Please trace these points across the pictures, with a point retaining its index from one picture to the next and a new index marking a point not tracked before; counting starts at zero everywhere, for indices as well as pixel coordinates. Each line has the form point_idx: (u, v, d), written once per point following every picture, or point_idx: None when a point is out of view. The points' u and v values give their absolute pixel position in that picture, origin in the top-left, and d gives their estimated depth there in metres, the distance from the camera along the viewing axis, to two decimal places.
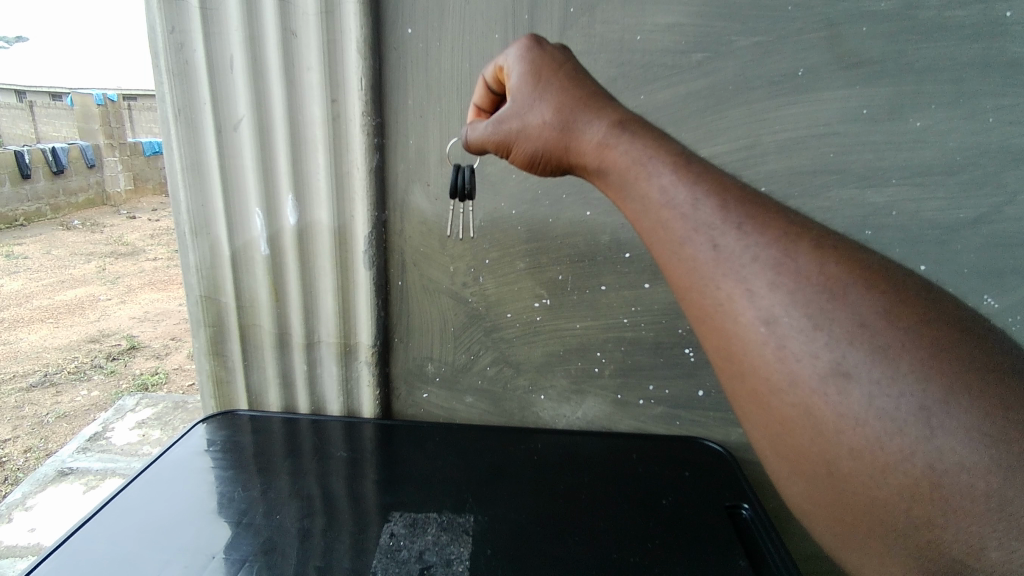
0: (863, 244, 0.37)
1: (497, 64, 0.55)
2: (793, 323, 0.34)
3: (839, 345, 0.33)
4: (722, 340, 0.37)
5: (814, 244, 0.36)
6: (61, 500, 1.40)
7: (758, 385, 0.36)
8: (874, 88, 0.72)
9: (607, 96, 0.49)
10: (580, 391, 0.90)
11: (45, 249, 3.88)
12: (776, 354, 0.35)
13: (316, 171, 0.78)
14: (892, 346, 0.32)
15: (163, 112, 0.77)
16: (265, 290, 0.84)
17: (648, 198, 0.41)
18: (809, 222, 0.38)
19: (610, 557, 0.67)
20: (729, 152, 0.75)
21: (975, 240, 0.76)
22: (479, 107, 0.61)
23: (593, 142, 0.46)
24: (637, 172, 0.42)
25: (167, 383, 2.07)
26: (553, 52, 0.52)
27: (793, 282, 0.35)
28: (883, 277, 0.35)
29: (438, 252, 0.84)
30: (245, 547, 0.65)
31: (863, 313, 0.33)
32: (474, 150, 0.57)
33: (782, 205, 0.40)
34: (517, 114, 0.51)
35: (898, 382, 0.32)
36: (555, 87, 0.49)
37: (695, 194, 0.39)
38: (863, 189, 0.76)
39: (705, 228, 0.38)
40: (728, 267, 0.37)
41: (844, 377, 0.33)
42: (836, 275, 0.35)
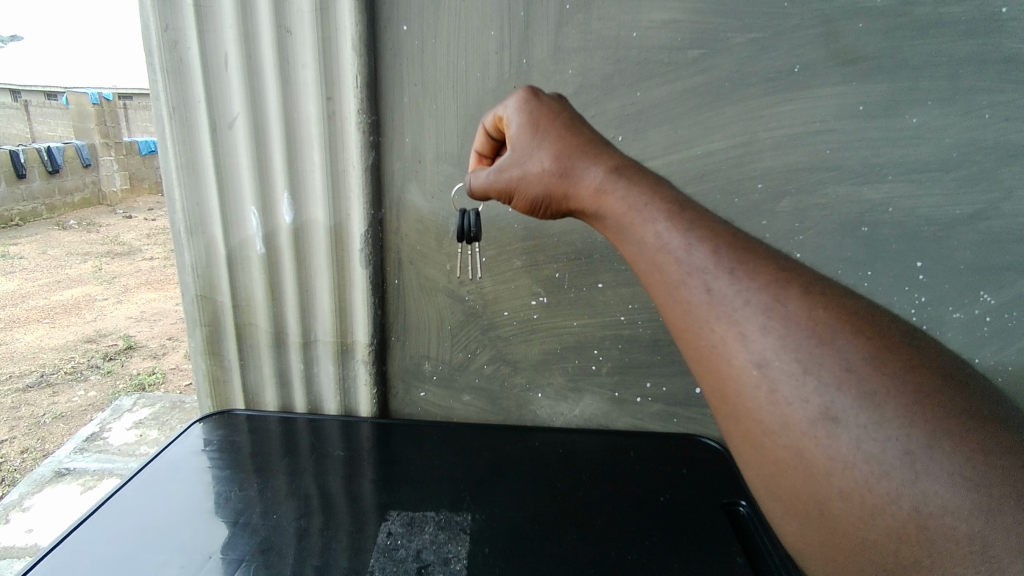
0: (849, 290, 0.38)
1: (496, 113, 0.56)
2: (783, 366, 0.36)
3: (827, 390, 0.34)
4: (716, 380, 0.39)
5: (803, 288, 0.37)
6: (59, 501, 1.40)
7: (751, 425, 0.37)
8: (870, 84, 0.72)
9: (603, 142, 0.51)
10: (578, 389, 0.90)
11: (42, 249, 3.87)
12: (768, 397, 0.36)
13: (311, 170, 0.78)
14: (878, 393, 0.33)
15: (158, 109, 0.76)
16: (260, 289, 0.84)
17: (643, 242, 0.43)
18: (799, 267, 0.39)
19: (608, 554, 0.67)
20: (726, 149, 0.75)
21: (972, 236, 0.76)
22: (479, 152, 0.62)
23: (591, 187, 0.47)
24: (633, 218, 0.44)
25: (165, 384, 2.06)
26: (550, 102, 0.54)
27: (783, 326, 0.36)
28: (869, 323, 0.36)
29: (434, 250, 0.84)
30: (242, 547, 0.65)
31: (850, 359, 0.34)
32: (479, 196, 0.59)
33: (771, 249, 0.41)
34: (518, 163, 0.53)
35: (885, 427, 0.33)
36: (553, 134, 0.51)
37: (688, 240, 0.41)
38: (859, 185, 0.76)
39: (698, 271, 0.40)
40: (721, 310, 0.38)
41: (832, 421, 0.34)
42: (824, 320, 0.36)
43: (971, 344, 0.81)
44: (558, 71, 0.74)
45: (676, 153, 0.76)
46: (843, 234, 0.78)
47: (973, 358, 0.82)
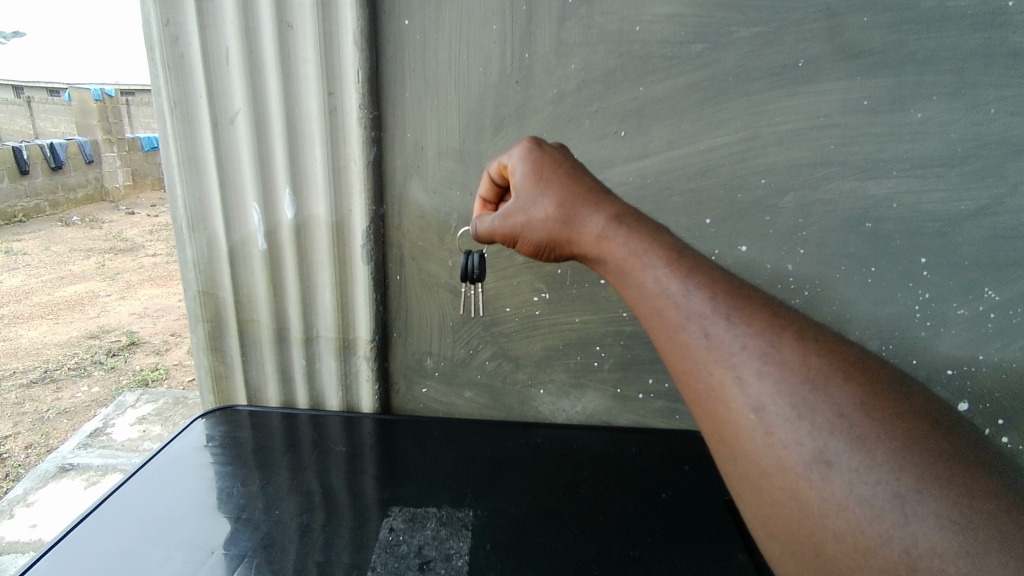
0: (842, 337, 0.42)
1: (502, 162, 0.60)
2: (779, 410, 0.39)
3: (821, 434, 0.38)
4: (715, 422, 0.42)
5: (797, 334, 0.41)
6: (62, 496, 1.40)
7: (750, 468, 0.40)
8: (874, 79, 0.71)
9: (603, 189, 0.55)
10: (580, 385, 0.90)
11: (45, 245, 3.87)
12: (765, 440, 0.39)
13: (313, 165, 0.78)
14: (869, 437, 0.37)
15: (159, 104, 0.76)
16: (262, 285, 0.84)
17: (643, 286, 0.46)
18: (793, 314, 0.43)
19: (611, 551, 0.67)
20: (729, 144, 0.75)
21: (977, 232, 0.76)
22: (485, 197, 0.66)
23: (593, 233, 0.51)
24: (634, 263, 0.47)
25: (167, 379, 2.06)
26: (551, 149, 0.58)
27: (778, 372, 0.40)
28: (861, 371, 0.39)
29: (436, 246, 0.83)
30: (245, 543, 0.65)
31: (842, 405, 0.38)
32: (485, 240, 0.61)
33: (766, 296, 0.45)
34: (523, 209, 0.56)
35: (876, 471, 0.36)
36: (555, 182, 0.54)
37: (687, 285, 0.44)
38: (864, 181, 0.75)
39: (697, 316, 0.43)
40: (719, 354, 0.42)
41: (827, 465, 0.37)
42: (818, 366, 0.39)
43: (975, 340, 0.81)
44: (560, 66, 0.74)
45: (679, 148, 0.75)
46: (846, 231, 0.77)
47: (977, 355, 0.81)
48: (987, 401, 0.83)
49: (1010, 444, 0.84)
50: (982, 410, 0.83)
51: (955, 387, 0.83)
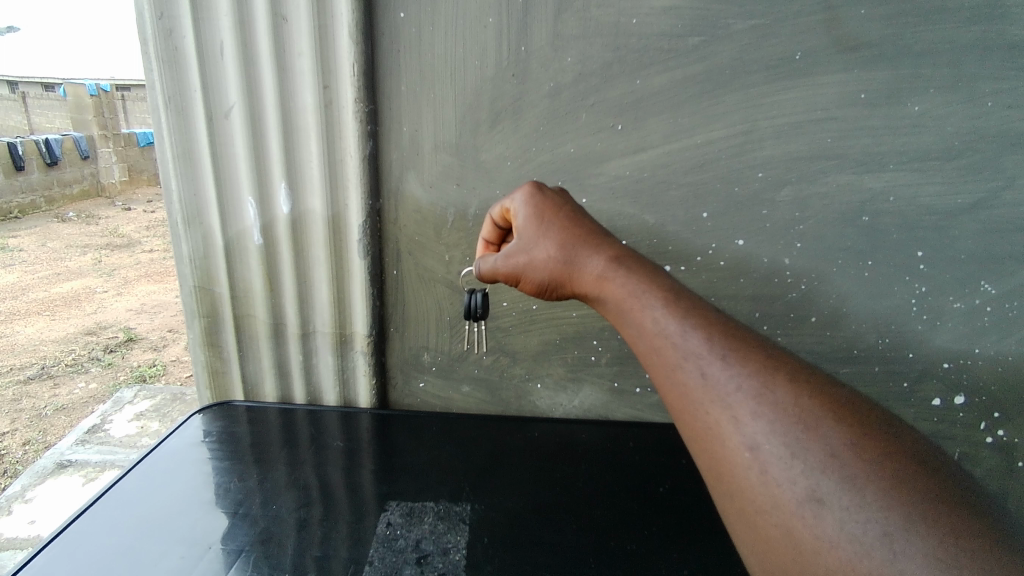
0: (834, 379, 0.43)
1: (504, 206, 0.63)
2: (772, 449, 0.40)
3: (813, 473, 0.39)
4: (712, 460, 0.43)
5: (790, 376, 0.43)
6: (61, 492, 1.40)
7: (746, 505, 0.41)
8: (871, 72, 0.71)
9: (604, 233, 0.58)
10: (577, 379, 0.90)
11: (41, 241, 3.86)
12: (760, 478, 0.40)
13: (308, 160, 0.77)
14: (859, 477, 0.37)
15: (153, 99, 0.76)
16: (259, 281, 0.84)
17: (641, 325, 0.49)
18: (786, 355, 0.45)
19: (607, 544, 0.67)
20: (726, 137, 0.75)
21: (973, 225, 0.76)
22: (486, 239, 0.68)
23: (593, 274, 0.54)
24: (633, 304, 0.50)
25: (166, 375, 2.06)
26: (553, 194, 0.61)
27: (772, 411, 0.41)
28: (851, 411, 0.41)
29: (434, 241, 0.83)
30: (242, 538, 0.66)
31: (833, 445, 0.39)
32: (486, 280, 0.63)
33: (760, 337, 0.47)
34: (524, 250, 0.58)
35: (865, 509, 0.36)
36: (557, 225, 0.57)
37: (684, 326, 0.47)
38: (860, 174, 0.75)
39: (693, 356, 0.45)
40: (715, 394, 0.44)
41: (819, 503, 0.38)
42: (810, 407, 0.41)
43: (971, 334, 0.81)
44: (556, 59, 0.73)
45: (676, 141, 0.75)
46: (843, 223, 0.77)
47: (973, 348, 0.81)
48: (983, 394, 0.83)
49: (1005, 437, 0.85)
50: (978, 403, 0.84)
51: (952, 381, 0.83)
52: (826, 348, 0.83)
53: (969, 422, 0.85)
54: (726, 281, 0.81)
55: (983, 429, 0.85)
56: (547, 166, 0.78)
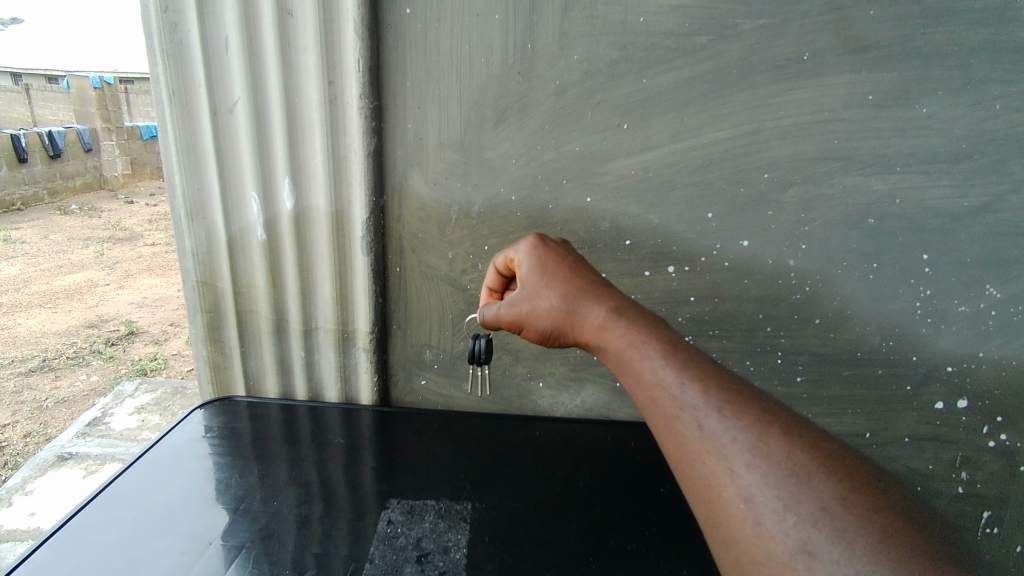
0: (824, 435, 0.45)
1: (508, 255, 0.65)
2: (767, 501, 0.41)
3: (805, 525, 0.39)
4: (708, 511, 0.44)
5: (783, 430, 0.44)
6: (62, 484, 1.41)
7: (740, 556, 0.41)
8: (880, 74, 0.70)
9: (604, 285, 0.60)
10: (579, 378, 0.90)
11: (43, 233, 3.86)
12: (754, 529, 0.41)
13: (312, 156, 0.77)
14: (848, 531, 0.38)
15: (157, 93, 0.75)
16: (261, 276, 0.83)
17: (642, 376, 0.50)
18: (779, 409, 0.46)
19: (608, 544, 0.67)
20: (732, 138, 0.74)
21: (979, 229, 0.76)
22: (490, 287, 0.70)
23: (594, 324, 0.56)
24: (633, 355, 0.52)
25: (167, 369, 2.06)
26: (555, 247, 0.63)
27: (766, 464, 0.42)
28: (841, 466, 0.42)
29: (437, 238, 0.83)
30: (242, 534, 0.65)
31: (824, 499, 0.40)
32: (490, 326, 0.65)
33: (755, 390, 0.48)
34: (528, 298, 0.60)
35: (855, 562, 0.37)
36: (559, 277, 0.60)
37: (681, 378, 0.48)
38: (867, 175, 0.75)
39: (691, 408, 0.47)
40: (711, 446, 0.45)
41: (810, 555, 0.38)
42: (801, 461, 0.42)
43: (975, 338, 0.80)
44: (563, 57, 0.73)
45: (682, 140, 0.75)
46: (849, 225, 0.77)
47: (977, 352, 0.81)
48: (986, 398, 0.83)
49: (1008, 442, 0.85)
50: (981, 407, 0.83)
51: (955, 384, 0.83)
52: (829, 349, 0.83)
53: (972, 426, 0.85)
54: (730, 282, 0.81)
55: (985, 433, 0.85)
56: (551, 165, 0.77)
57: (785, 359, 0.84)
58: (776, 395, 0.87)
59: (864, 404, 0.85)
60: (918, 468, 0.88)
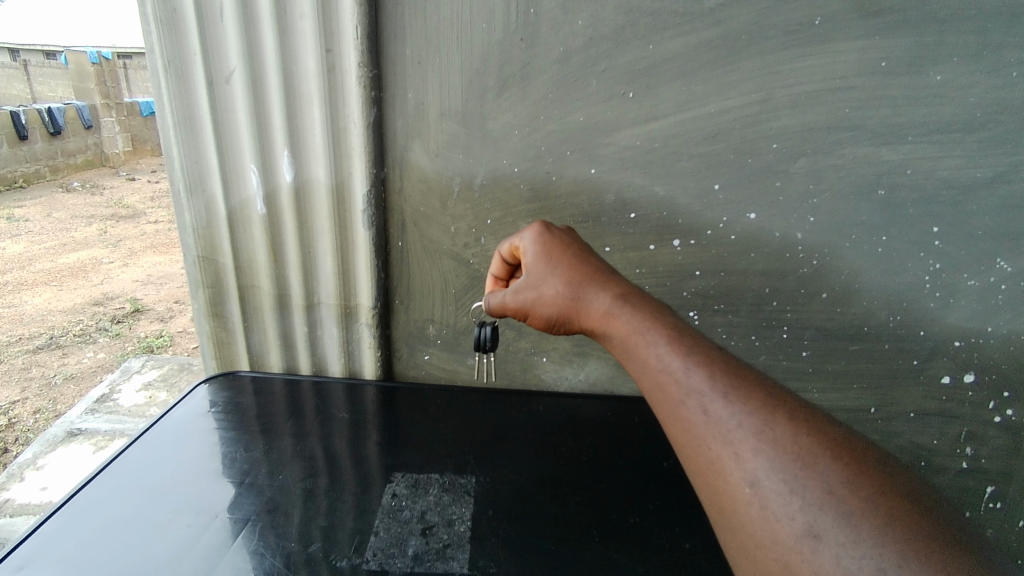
0: (831, 418, 0.44)
1: (513, 243, 0.64)
2: (772, 485, 0.41)
3: (811, 509, 0.39)
4: (714, 495, 0.44)
5: (789, 414, 0.43)
6: (72, 459, 1.43)
7: (746, 540, 0.41)
8: (894, 39, 0.68)
9: (610, 271, 0.59)
10: (583, 353, 0.89)
11: (46, 211, 3.85)
12: (760, 513, 0.40)
13: (311, 127, 0.76)
14: (854, 514, 0.38)
15: (152, 62, 0.74)
16: (262, 250, 0.83)
17: (647, 362, 0.50)
18: (786, 394, 0.46)
19: (611, 517, 0.67)
20: (740, 107, 0.72)
21: (991, 200, 0.74)
22: (495, 275, 0.69)
23: (599, 310, 0.55)
24: (638, 341, 0.51)
25: (173, 346, 2.07)
26: (560, 233, 0.63)
27: (771, 448, 0.42)
28: (847, 448, 0.41)
29: (439, 212, 0.82)
30: (247, 507, 0.66)
31: (830, 482, 0.40)
32: (496, 313, 0.65)
33: (761, 375, 0.48)
34: (533, 285, 0.60)
35: (860, 545, 0.37)
36: (564, 263, 0.59)
37: (687, 363, 0.48)
38: (878, 145, 0.73)
39: (696, 393, 0.46)
40: (716, 431, 0.44)
41: (815, 538, 0.38)
42: (807, 445, 0.42)
43: (984, 312, 0.79)
44: (567, 23, 0.71)
45: (689, 109, 0.73)
46: (858, 196, 0.75)
47: (985, 326, 0.80)
48: (993, 372, 0.82)
49: (1014, 417, 0.84)
50: (988, 381, 0.83)
51: (962, 359, 0.82)
52: (835, 324, 0.82)
53: (977, 400, 0.84)
54: (736, 256, 0.80)
55: (991, 408, 0.84)
56: (555, 136, 0.76)
57: (791, 334, 0.84)
58: (781, 370, 0.86)
59: (869, 379, 0.85)
60: (923, 443, 0.88)
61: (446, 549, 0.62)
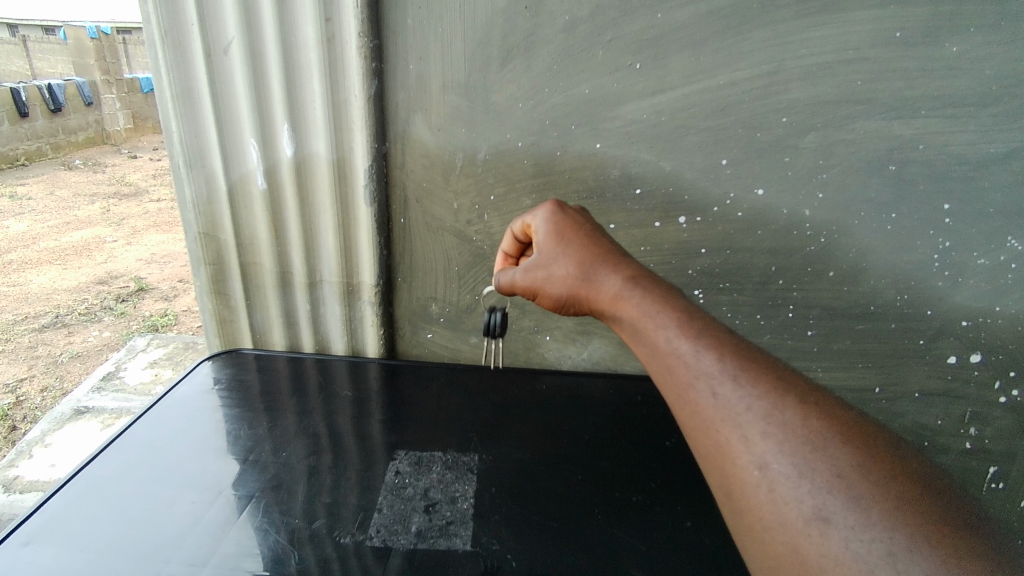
0: (842, 401, 0.43)
1: (524, 221, 0.63)
2: (782, 468, 0.40)
3: (820, 492, 0.38)
4: (723, 478, 0.43)
5: (799, 397, 0.43)
6: (80, 437, 1.44)
7: (754, 522, 0.41)
8: (910, 8, 0.66)
9: (620, 252, 0.58)
10: (587, 332, 0.88)
11: (49, 189, 3.84)
12: (768, 496, 0.40)
13: (312, 101, 0.75)
14: (864, 498, 0.37)
15: (149, 33, 0.72)
16: (263, 226, 0.82)
17: (656, 345, 0.49)
18: (797, 377, 0.45)
19: (613, 495, 0.67)
20: (751, 78, 0.71)
21: (1005, 177, 0.72)
22: (506, 253, 0.69)
23: (610, 292, 0.54)
24: (647, 323, 0.50)
25: (178, 325, 2.07)
26: (572, 212, 0.62)
27: (781, 432, 0.41)
28: (858, 432, 0.41)
29: (442, 188, 0.81)
30: (252, 484, 0.66)
31: (840, 466, 0.39)
32: (506, 291, 0.64)
33: (771, 357, 0.47)
34: (543, 264, 0.59)
35: (871, 529, 0.36)
36: (574, 244, 0.58)
37: (696, 346, 0.47)
38: (890, 119, 0.71)
39: (705, 376, 0.45)
40: (725, 413, 0.43)
41: (825, 522, 0.37)
42: (818, 428, 0.41)
43: (994, 292, 0.78)
44: None
45: (697, 81, 0.71)
46: (869, 172, 0.74)
47: (994, 306, 0.79)
48: (999, 353, 0.81)
49: (1020, 397, 0.83)
50: (994, 362, 0.82)
51: (969, 339, 0.81)
52: (842, 303, 0.81)
53: (983, 380, 0.83)
54: (743, 233, 0.79)
55: (997, 388, 0.83)
56: (560, 109, 0.75)
57: (797, 313, 0.83)
58: (787, 349, 0.86)
59: (875, 358, 0.84)
60: (927, 423, 0.87)
61: (448, 527, 0.62)
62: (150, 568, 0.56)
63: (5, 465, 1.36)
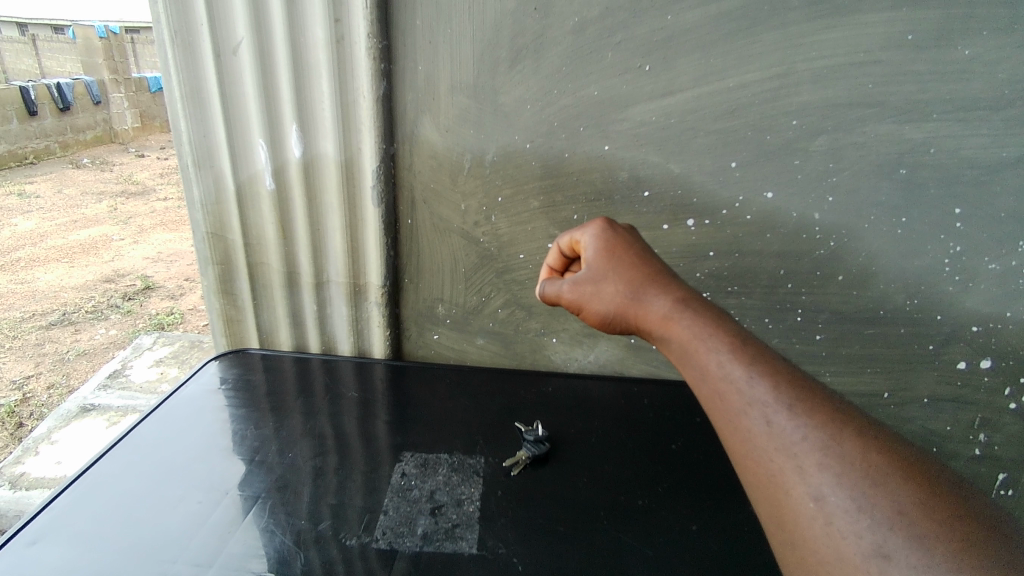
0: (900, 438, 0.43)
1: (572, 237, 0.63)
2: (839, 502, 0.40)
3: (880, 528, 0.38)
4: (775, 509, 0.43)
5: (857, 431, 0.42)
6: (85, 434, 1.44)
7: (808, 555, 0.40)
8: (922, 11, 0.66)
9: (670, 275, 0.58)
10: (594, 335, 0.88)
11: (57, 187, 3.85)
12: (824, 530, 0.39)
13: (320, 102, 0.75)
14: (928, 537, 0.36)
15: (159, 33, 0.72)
16: (271, 226, 0.82)
17: (706, 369, 0.49)
18: (855, 411, 0.45)
19: (619, 499, 0.67)
20: (761, 81, 0.70)
21: (1017, 181, 0.71)
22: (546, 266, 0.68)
23: (658, 313, 0.54)
24: (698, 347, 0.50)
25: (183, 324, 2.08)
26: (623, 233, 0.61)
27: (839, 464, 0.41)
28: (918, 469, 0.40)
29: (450, 189, 0.81)
30: (257, 485, 0.66)
31: (901, 502, 0.38)
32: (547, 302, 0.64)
33: (827, 389, 0.47)
34: (590, 280, 0.59)
35: (934, 570, 0.35)
36: (624, 264, 0.58)
37: (750, 373, 0.47)
38: (901, 123, 0.71)
39: (759, 403, 0.45)
40: (780, 442, 0.43)
41: (885, 559, 0.37)
42: (877, 463, 0.40)
43: (1005, 298, 0.77)
44: None
45: (707, 83, 0.71)
46: (879, 176, 0.73)
47: (1005, 312, 0.78)
48: (1010, 359, 0.80)
49: None
50: (1004, 368, 0.81)
51: (979, 344, 0.80)
52: (851, 307, 0.81)
53: (993, 386, 0.82)
54: (752, 236, 0.79)
55: (1007, 395, 0.82)
56: (569, 111, 0.74)
57: (805, 317, 0.83)
58: (795, 353, 0.85)
59: (883, 363, 0.84)
60: (936, 428, 0.87)
61: (454, 530, 0.62)
62: (156, 568, 0.56)
63: (12, 461, 1.37)
